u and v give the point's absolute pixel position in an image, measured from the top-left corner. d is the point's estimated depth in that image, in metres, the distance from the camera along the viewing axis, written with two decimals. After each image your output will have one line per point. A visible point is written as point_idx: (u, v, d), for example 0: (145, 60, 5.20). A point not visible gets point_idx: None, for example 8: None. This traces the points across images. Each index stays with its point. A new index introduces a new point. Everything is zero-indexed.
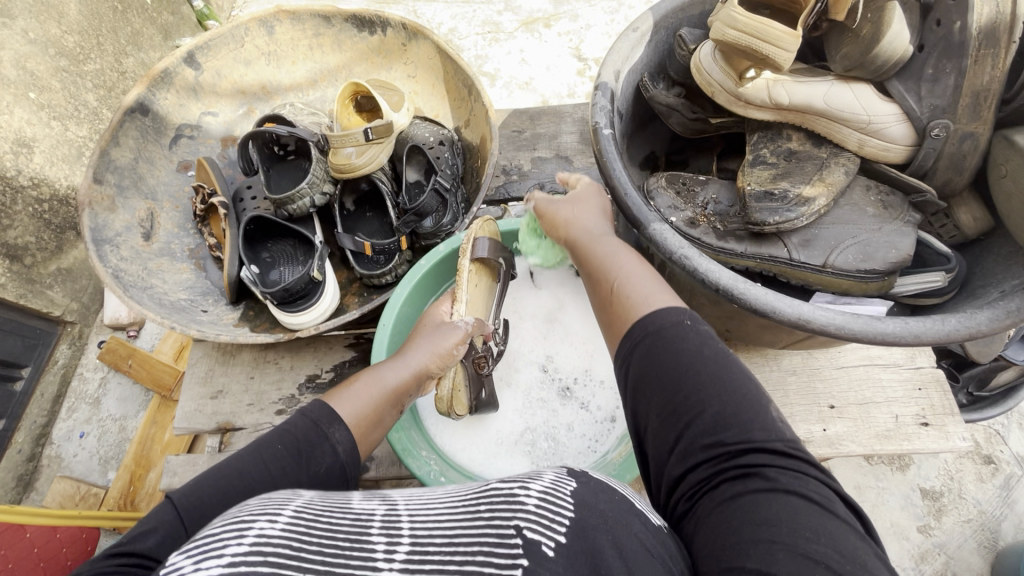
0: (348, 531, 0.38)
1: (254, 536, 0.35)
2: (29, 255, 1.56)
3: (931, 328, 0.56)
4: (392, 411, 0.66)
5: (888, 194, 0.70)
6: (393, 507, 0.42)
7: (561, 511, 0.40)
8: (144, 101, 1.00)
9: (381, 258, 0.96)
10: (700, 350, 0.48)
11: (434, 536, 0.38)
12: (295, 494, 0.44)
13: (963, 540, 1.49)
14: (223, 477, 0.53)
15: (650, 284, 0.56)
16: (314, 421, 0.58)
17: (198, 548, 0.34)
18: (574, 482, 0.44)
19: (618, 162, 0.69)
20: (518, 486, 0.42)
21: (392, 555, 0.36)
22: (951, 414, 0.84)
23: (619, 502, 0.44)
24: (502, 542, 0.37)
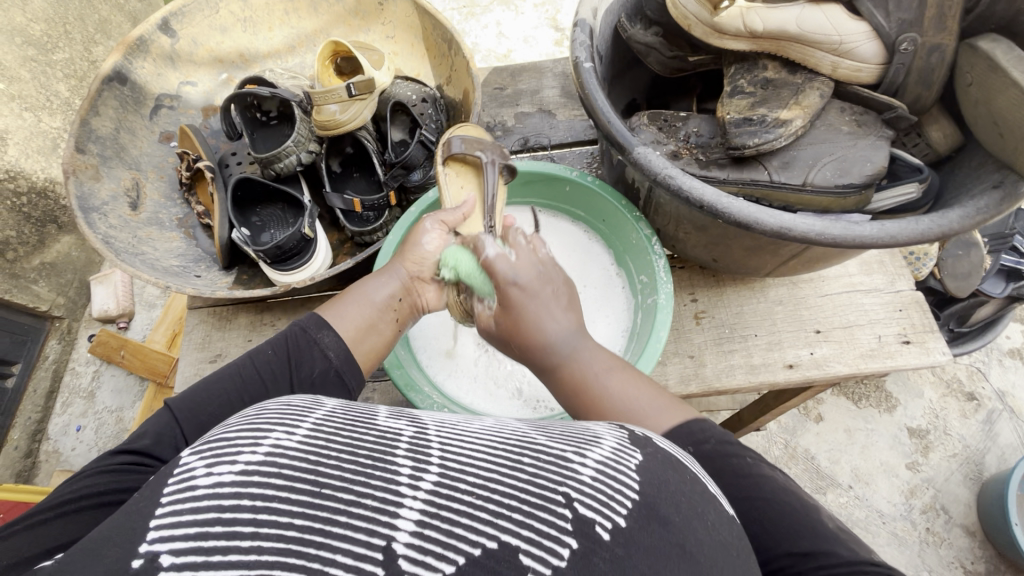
0: (373, 448, 0.36)
1: (269, 446, 0.34)
2: (11, 250, 1.54)
3: (907, 229, 0.58)
4: (387, 319, 0.69)
5: (863, 114, 0.73)
6: (423, 430, 0.39)
7: (621, 490, 0.37)
8: (121, 70, 0.99)
9: (370, 215, 0.96)
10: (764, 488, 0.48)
11: (468, 473, 0.35)
12: (319, 401, 0.43)
13: (950, 473, 1.54)
14: (218, 381, 0.58)
15: (647, 406, 0.54)
16: (303, 328, 0.62)
17: (216, 446, 0.35)
18: (639, 455, 0.41)
19: (599, 92, 0.70)
20: (573, 454, 0.39)
21: (417, 484, 0.34)
22: (931, 331, 0.87)
23: (691, 482, 0.41)
24: (548, 506, 0.35)
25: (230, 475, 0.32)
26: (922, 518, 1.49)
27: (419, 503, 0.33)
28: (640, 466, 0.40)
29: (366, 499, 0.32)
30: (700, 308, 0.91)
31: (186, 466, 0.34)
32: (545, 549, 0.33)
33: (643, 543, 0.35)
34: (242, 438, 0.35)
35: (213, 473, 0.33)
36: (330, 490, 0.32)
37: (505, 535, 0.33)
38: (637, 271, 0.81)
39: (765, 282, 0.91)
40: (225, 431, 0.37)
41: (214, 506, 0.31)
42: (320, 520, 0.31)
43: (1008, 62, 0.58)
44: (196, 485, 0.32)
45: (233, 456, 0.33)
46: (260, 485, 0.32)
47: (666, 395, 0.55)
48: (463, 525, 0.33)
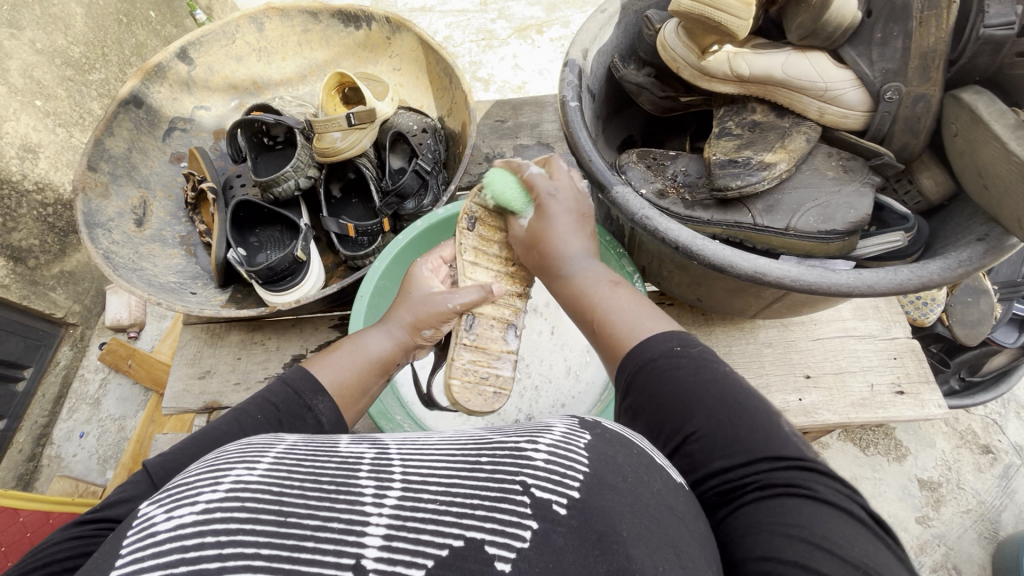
0: (336, 474, 0.36)
1: (230, 482, 0.34)
2: (32, 258, 1.60)
3: (884, 278, 0.57)
4: (376, 380, 0.66)
5: (849, 159, 0.72)
6: (385, 450, 0.40)
7: (574, 465, 0.38)
8: (139, 94, 1.04)
9: (364, 239, 0.98)
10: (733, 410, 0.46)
11: (430, 483, 0.36)
12: (280, 438, 0.43)
13: (963, 531, 1.46)
14: (199, 441, 0.52)
15: (637, 313, 0.54)
16: (296, 391, 0.58)
17: (176, 493, 0.35)
18: (588, 435, 0.41)
19: (583, 132, 0.71)
20: (526, 442, 0.40)
21: (381, 500, 0.34)
22: (926, 382, 0.84)
23: (638, 456, 0.42)
24: (508, 496, 0.35)
25: (191, 515, 0.32)
26: None
27: (385, 518, 0.33)
28: (589, 443, 0.41)
29: (332, 521, 0.33)
30: None
31: (146, 517, 0.34)
32: (508, 536, 0.33)
33: (599, 508, 0.36)
34: (202, 480, 0.36)
35: (173, 518, 0.33)
36: (295, 517, 0.33)
37: (470, 532, 0.33)
38: None
39: (755, 323, 0.90)
40: (183, 480, 0.37)
41: (177, 548, 0.30)
42: (287, 546, 0.31)
43: (990, 115, 0.58)
44: (157, 532, 0.32)
45: (193, 498, 0.33)
46: (222, 520, 0.31)
47: (655, 308, 0.55)
48: (429, 531, 0.33)
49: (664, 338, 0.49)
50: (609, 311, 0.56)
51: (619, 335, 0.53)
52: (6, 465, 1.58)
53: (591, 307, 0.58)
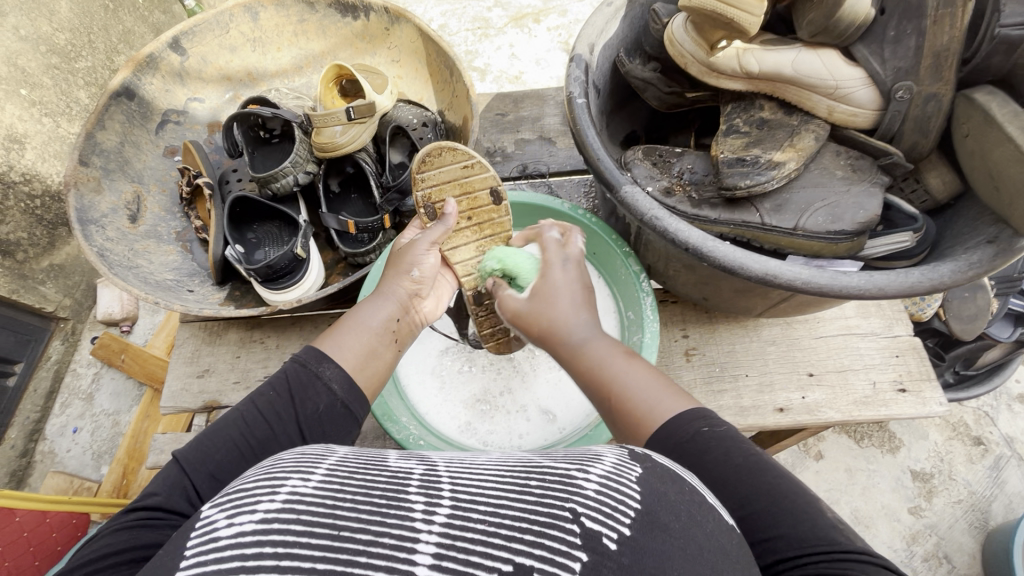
0: (386, 487, 0.36)
1: (286, 493, 0.35)
2: (20, 252, 1.56)
3: (895, 281, 0.57)
4: (389, 344, 0.64)
5: (858, 159, 0.71)
6: (434, 466, 0.40)
7: (626, 500, 0.37)
8: (130, 86, 1.01)
9: (364, 236, 0.96)
10: (729, 460, 0.46)
11: (479, 503, 0.36)
12: (331, 448, 0.43)
13: (954, 521, 1.48)
14: (221, 426, 0.53)
15: (656, 392, 0.52)
16: (303, 362, 0.57)
17: (236, 498, 0.36)
18: (639, 468, 0.40)
19: (591, 128, 0.70)
20: (577, 470, 0.39)
21: (431, 517, 0.34)
22: (928, 380, 0.85)
23: (691, 494, 0.40)
24: (557, 523, 0.35)
25: (252, 524, 0.33)
26: (923, 566, 1.43)
27: (435, 536, 0.33)
28: (640, 477, 0.39)
29: (383, 538, 0.33)
30: (691, 344, 0.89)
31: (208, 521, 0.35)
32: (558, 566, 0.33)
33: (651, 550, 0.35)
34: (260, 487, 0.36)
35: (234, 523, 0.33)
36: (348, 531, 0.33)
37: (518, 558, 0.33)
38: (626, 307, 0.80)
39: (758, 321, 0.90)
40: (241, 483, 0.38)
41: (236, 555, 0.31)
42: (341, 561, 0.31)
43: (1003, 116, 0.58)
44: (219, 537, 0.33)
45: (253, 506, 0.34)
46: (280, 531, 0.32)
47: (664, 377, 0.53)
48: (478, 553, 0.33)
49: (689, 420, 0.48)
50: (625, 389, 0.53)
51: (640, 415, 0.51)
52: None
53: (607, 385, 0.54)
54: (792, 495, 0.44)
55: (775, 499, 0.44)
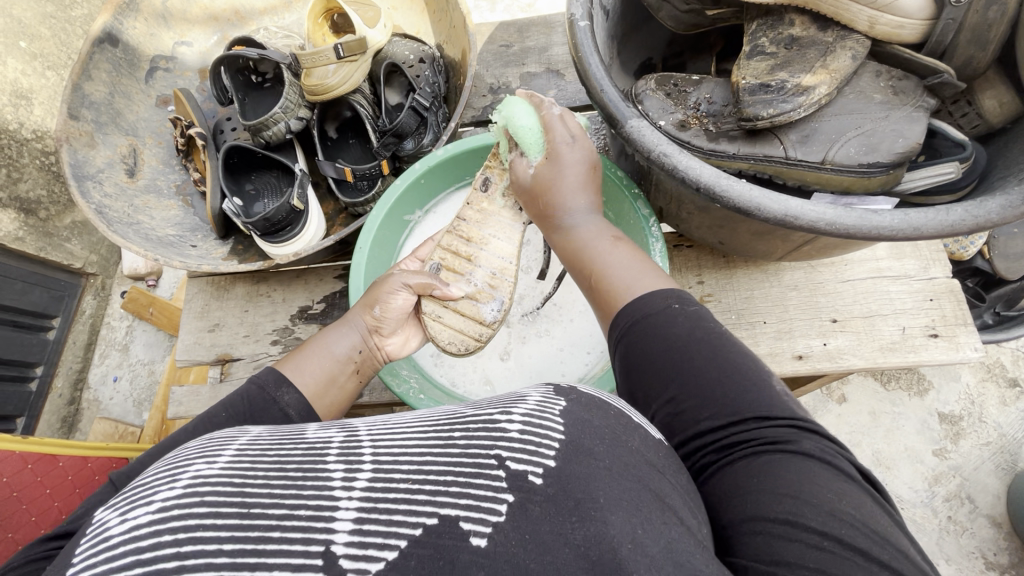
0: (302, 461, 0.36)
1: (188, 478, 0.34)
2: (42, 209, 1.59)
3: (934, 220, 0.50)
4: (350, 374, 0.65)
5: (901, 79, 0.63)
6: (354, 434, 0.39)
7: (549, 433, 0.38)
8: (113, 31, 0.96)
9: (364, 184, 0.92)
10: (691, 335, 0.51)
11: (401, 462, 0.36)
12: (245, 430, 0.43)
13: (980, 463, 1.45)
14: (164, 443, 0.51)
15: (641, 274, 0.58)
16: (260, 385, 0.57)
17: (132, 496, 0.35)
18: (563, 402, 0.41)
19: (594, 56, 0.63)
20: (500, 413, 0.39)
21: (351, 483, 0.34)
22: (964, 324, 0.79)
23: (614, 418, 0.42)
24: (483, 471, 0.35)
25: (147, 514, 0.31)
26: (944, 506, 1.42)
27: (355, 501, 0.33)
28: (565, 410, 0.40)
29: (299, 509, 0.32)
30: (706, 291, 0.85)
31: (102, 523, 0.33)
32: (484, 510, 0.34)
33: (574, 475, 0.36)
34: (159, 481, 0.35)
35: (126, 519, 0.32)
36: (259, 507, 0.32)
37: (444, 509, 0.33)
38: None
39: (780, 265, 0.84)
40: (140, 481, 0.37)
41: (131, 551, 0.30)
42: (252, 538, 0.30)
43: None
44: (110, 536, 0.31)
45: (149, 498, 0.33)
46: (180, 517, 0.31)
47: (654, 267, 0.59)
48: (402, 512, 0.33)
49: (663, 297, 0.54)
50: (607, 269, 0.59)
51: (613, 287, 0.57)
52: (50, 408, 1.66)
53: (589, 266, 0.61)
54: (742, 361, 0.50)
55: (730, 384, 0.48)
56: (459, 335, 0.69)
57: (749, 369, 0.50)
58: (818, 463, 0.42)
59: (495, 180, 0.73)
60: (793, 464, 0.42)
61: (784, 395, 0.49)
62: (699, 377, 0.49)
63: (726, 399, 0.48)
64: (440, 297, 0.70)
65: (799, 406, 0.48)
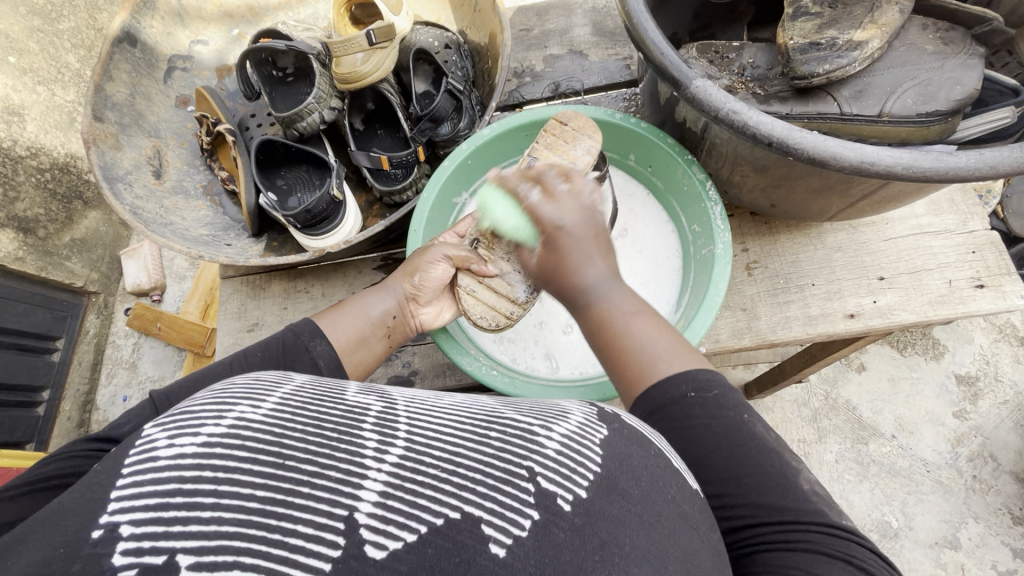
0: (339, 423, 0.37)
1: (233, 418, 0.34)
2: (41, 228, 1.55)
3: (1007, 158, 0.51)
4: (380, 337, 0.67)
5: (948, 31, 0.64)
6: (393, 405, 0.40)
7: (584, 462, 0.38)
8: (131, 30, 0.94)
9: (399, 172, 0.91)
10: (710, 422, 0.48)
11: (434, 449, 0.36)
12: (287, 378, 0.43)
13: (999, 420, 1.48)
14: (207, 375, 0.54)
15: (660, 343, 0.53)
16: (297, 334, 0.60)
17: (179, 419, 0.35)
18: (605, 429, 0.42)
19: (649, 22, 0.63)
20: (540, 428, 0.40)
21: (383, 456, 0.35)
22: (1007, 274, 0.80)
23: (656, 457, 0.42)
24: (512, 480, 0.36)
25: (192, 446, 0.32)
26: (968, 466, 1.44)
27: (383, 475, 0.34)
28: (605, 440, 0.41)
29: (329, 470, 0.33)
30: (752, 258, 0.85)
31: (148, 438, 0.33)
32: (507, 520, 0.34)
33: (603, 513, 0.36)
34: (206, 412, 0.35)
35: (174, 445, 0.32)
36: (294, 461, 0.33)
37: (467, 506, 0.34)
38: (689, 220, 0.76)
39: (822, 228, 0.85)
40: (185, 406, 0.36)
41: (174, 477, 0.31)
42: (283, 489, 0.32)
43: None
44: (157, 457, 0.32)
45: (196, 428, 0.33)
46: (222, 456, 0.32)
47: (681, 339, 0.53)
48: (427, 497, 0.34)
49: (681, 381, 0.50)
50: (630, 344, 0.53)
51: (641, 365, 0.52)
52: (59, 432, 1.61)
53: (610, 339, 0.54)
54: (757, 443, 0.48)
55: (748, 469, 0.47)
56: (494, 312, 0.70)
57: (773, 460, 0.48)
58: (841, 569, 0.41)
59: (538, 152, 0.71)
60: (817, 562, 0.42)
61: (815, 493, 0.47)
62: (715, 464, 0.48)
63: (750, 483, 0.47)
64: (477, 272, 0.71)
65: (833, 508, 0.46)
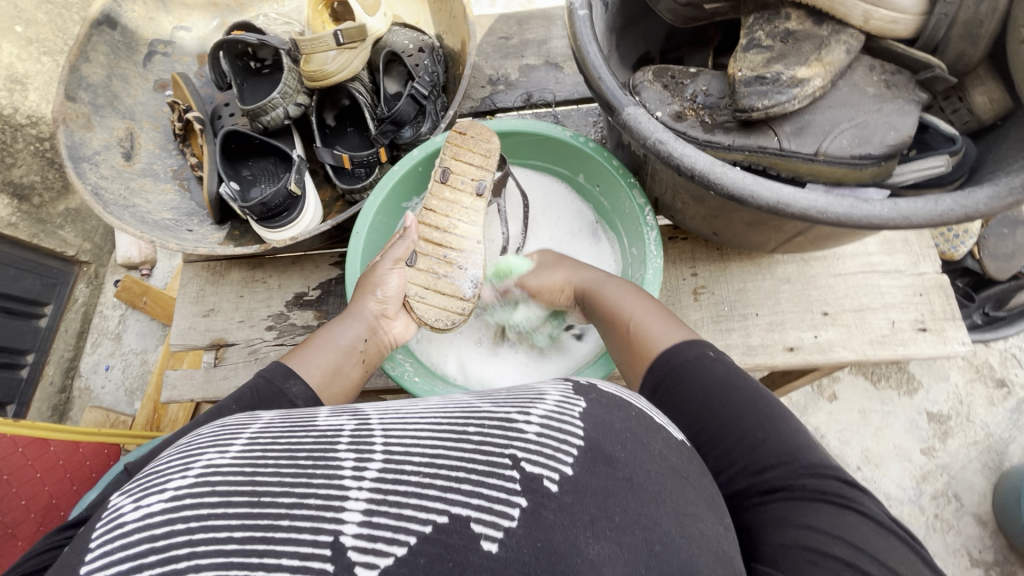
0: (313, 448, 0.36)
1: (200, 467, 0.34)
2: (36, 195, 1.58)
3: (922, 210, 0.51)
4: (356, 363, 0.66)
5: (894, 74, 0.64)
6: (366, 420, 0.39)
7: (567, 439, 0.38)
8: (111, 14, 0.96)
9: (361, 171, 0.92)
10: (715, 376, 0.55)
11: (413, 454, 0.36)
12: (255, 416, 0.43)
13: (967, 461, 1.47)
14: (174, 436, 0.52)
15: (661, 323, 0.61)
16: (268, 378, 0.57)
17: (146, 482, 0.35)
18: (582, 403, 0.42)
19: (592, 45, 0.63)
20: (517, 413, 0.40)
21: (361, 472, 0.34)
22: (952, 319, 0.80)
23: (635, 421, 0.43)
24: (496, 471, 0.36)
25: (161, 503, 0.32)
26: (931, 504, 1.43)
27: (364, 492, 0.33)
28: (583, 412, 0.41)
29: (308, 498, 0.33)
30: (700, 283, 0.86)
31: (115, 508, 0.34)
32: (496, 514, 0.34)
33: (591, 486, 0.36)
34: (174, 467, 0.36)
35: (141, 506, 0.33)
36: (268, 496, 0.33)
37: (454, 508, 0.34)
38: (628, 241, 0.77)
39: (773, 258, 0.85)
40: (156, 467, 0.37)
41: (145, 537, 0.30)
42: (261, 528, 0.31)
43: None
44: (124, 522, 0.32)
45: (163, 485, 0.34)
46: (192, 507, 0.32)
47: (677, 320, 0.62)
48: (411, 506, 0.33)
49: (693, 346, 0.57)
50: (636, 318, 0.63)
51: (648, 342, 0.60)
52: (40, 396, 1.64)
53: (618, 318, 0.65)
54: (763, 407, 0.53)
55: (766, 420, 0.52)
56: (455, 301, 0.72)
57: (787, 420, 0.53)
58: (848, 513, 0.45)
59: (459, 169, 0.76)
60: (846, 516, 0.44)
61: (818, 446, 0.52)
62: (734, 424, 0.53)
63: (763, 432, 0.52)
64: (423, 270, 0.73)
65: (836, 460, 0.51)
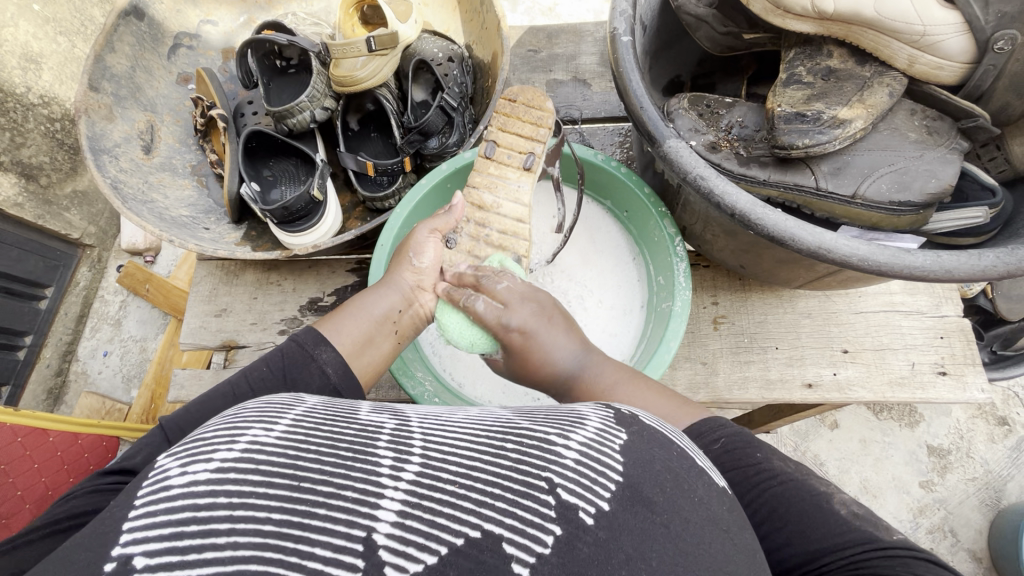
0: (353, 441, 0.36)
1: (246, 443, 0.34)
2: (44, 176, 1.55)
3: (965, 264, 0.51)
4: (388, 337, 0.62)
5: (935, 119, 0.64)
6: (407, 422, 0.39)
7: (605, 472, 0.37)
8: (139, 4, 0.95)
9: (383, 179, 0.92)
10: (741, 464, 0.47)
11: (451, 463, 0.35)
12: (299, 399, 0.42)
13: (965, 497, 1.46)
14: (211, 397, 0.53)
15: (655, 405, 0.52)
16: (300, 343, 0.56)
17: (192, 447, 0.35)
18: (623, 436, 0.40)
19: (635, 72, 0.62)
20: (557, 436, 0.38)
21: (399, 473, 0.34)
22: (972, 364, 0.80)
23: (676, 457, 0.40)
24: (531, 493, 0.34)
25: (207, 473, 0.32)
26: (927, 537, 1.43)
27: (400, 493, 0.33)
28: (624, 446, 0.39)
29: (345, 491, 0.32)
30: (720, 313, 0.85)
31: (161, 470, 0.33)
32: (529, 537, 0.33)
33: (628, 525, 0.35)
34: (219, 437, 0.35)
35: (187, 473, 0.32)
36: (309, 483, 0.32)
37: (488, 524, 0.33)
38: (655, 269, 0.77)
39: (795, 292, 0.85)
40: (201, 434, 0.36)
41: (189, 505, 0.30)
42: (298, 512, 0.31)
43: None
44: (170, 485, 0.32)
45: (210, 455, 0.33)
46: (236, 483, 0.31)
47: (673, 396, 0.53)
48: (445, 516, 0.32)
49: (699, 433, 0.49)
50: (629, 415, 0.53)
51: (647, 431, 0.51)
52: (36, 379, 1.61)
53: None
54: (801, 502, 0.46)
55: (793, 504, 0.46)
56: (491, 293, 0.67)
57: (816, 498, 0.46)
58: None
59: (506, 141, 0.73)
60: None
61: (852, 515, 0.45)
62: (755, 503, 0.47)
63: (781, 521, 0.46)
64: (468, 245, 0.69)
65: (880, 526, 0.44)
